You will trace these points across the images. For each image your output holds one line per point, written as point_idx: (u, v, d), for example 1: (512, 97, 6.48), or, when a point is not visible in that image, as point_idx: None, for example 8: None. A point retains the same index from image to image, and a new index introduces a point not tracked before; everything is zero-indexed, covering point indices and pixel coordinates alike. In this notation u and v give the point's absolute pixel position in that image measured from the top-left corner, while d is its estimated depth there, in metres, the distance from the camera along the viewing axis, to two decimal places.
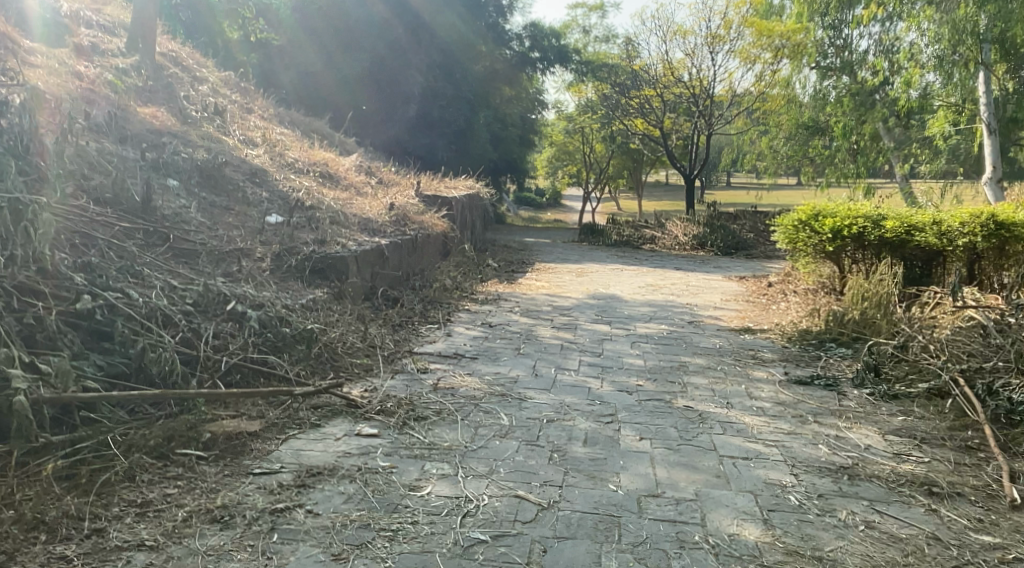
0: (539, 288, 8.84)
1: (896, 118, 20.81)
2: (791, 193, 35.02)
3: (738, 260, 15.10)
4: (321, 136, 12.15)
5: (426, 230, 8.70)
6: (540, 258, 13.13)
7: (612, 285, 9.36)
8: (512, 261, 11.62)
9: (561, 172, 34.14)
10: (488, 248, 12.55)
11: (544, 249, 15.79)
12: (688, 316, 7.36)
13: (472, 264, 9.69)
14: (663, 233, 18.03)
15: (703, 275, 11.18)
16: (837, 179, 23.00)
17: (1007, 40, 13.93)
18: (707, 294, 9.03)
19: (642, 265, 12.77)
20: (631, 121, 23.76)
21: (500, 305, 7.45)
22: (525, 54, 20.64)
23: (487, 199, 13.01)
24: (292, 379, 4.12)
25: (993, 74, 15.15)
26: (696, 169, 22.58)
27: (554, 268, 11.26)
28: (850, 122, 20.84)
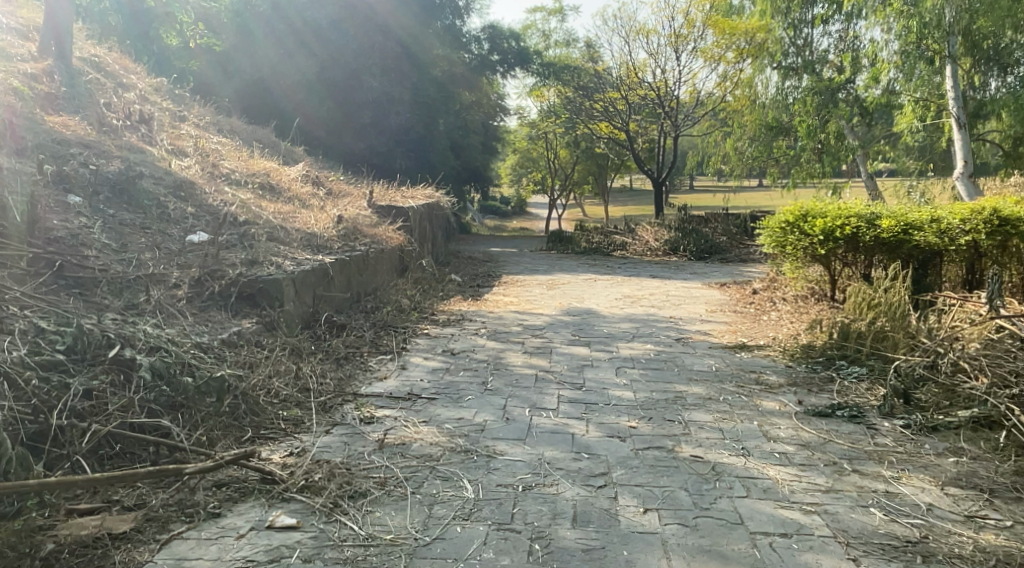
0: (508, 305, 8.01)
1: (861, 116, 20.48)
2: (757, 195, 34.65)
3: (714, 266, 14.43)
4: (265, 146, 11.25)
5: (380, 244, 7.84)
6: (507, 270, 12.31)
7: (588, 299, 8.58)
8: (477, 274, 10.78)
9: (526, 180, 33.43)
10: (451, 261, 11.70)
11: (510, 260, 14.97)
12: (675, 333, 6.59)
13: (433, 280, 8.83)
14: (633, 238, 17.34)
15: (683, 284, 10.44)
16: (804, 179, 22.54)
17: (974, 34, 13.51)
18: (691, 305, 8.29)
19: (616, 273, 12.02)
20: (595, 125, 23.08)
21: (465, 327, 6.61)
22: (484, 57, 19.91)
23: (449, 208, 12.15)
24: (188, 448, 3.27)
25: (961, 67, 14.73)
26: (663, 173, 21.96)
27: (522, 280, 10.45)
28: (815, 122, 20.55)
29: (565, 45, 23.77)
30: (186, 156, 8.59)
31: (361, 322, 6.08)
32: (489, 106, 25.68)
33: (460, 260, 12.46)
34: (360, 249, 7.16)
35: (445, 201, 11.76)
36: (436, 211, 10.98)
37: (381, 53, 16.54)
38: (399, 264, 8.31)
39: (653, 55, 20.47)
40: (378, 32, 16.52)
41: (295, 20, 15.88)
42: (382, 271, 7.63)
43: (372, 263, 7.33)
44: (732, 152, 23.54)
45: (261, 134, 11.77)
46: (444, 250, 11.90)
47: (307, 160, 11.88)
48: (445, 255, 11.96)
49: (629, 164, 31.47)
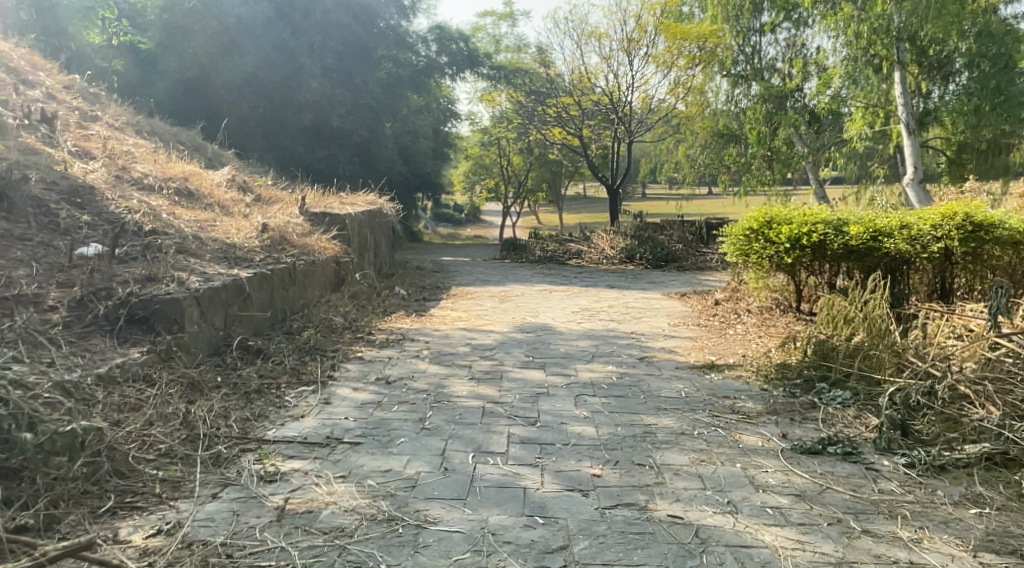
0: (455, 320, 7.35)
1: (809, 124, 20.57)
2: (712, 202, 34.56)
3: (672, 274, 13.97)
4: (191, 152, 10.46)
5: (311, 255, 7.11)
6: (457, 281, 11.64)
7: (543, 312, 7.96)
8: (424, 286, 10.09)
9: (479, 187, 32.83)
10: (397, 273, 10.98)
11: (461, 269, 14.29)
12: (635, 350, 6.01)
13: (373, 294, 8.11)
14: (589, 246, 16.84)
15: (642, 294, 9.91)
16: (755, 186, 22.38)
17: (923, 40, 13.36)
18: (651, 317, 7.73)
19: (572, 283, 11.45)
20: (548, 131, 22.55)
21: (406, 348, 5.93)
22: (432, 59, 19.20)
23: (394, 217, 11.44)
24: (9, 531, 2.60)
25: (912, 73, 14.54)
26: (618, 179, 21.56)
27: (473, 292, 9.79)
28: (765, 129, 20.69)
29: (515, 49, 23.24)
30: (94, 161, 7.80)
31: (281, 346, 5.34)
32: (439, 111, 25.04)
33: (407, 271, 11.75)
34: (286, 262, 6.42)
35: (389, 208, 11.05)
36: (378, 219, 10.25)
37: (320, 53, 15.79)
38: (333, 277, 7.57)
39: (606, 60, 20.09)
40: (315, 31, 15.87)
41: (227, 18, 15.09)
42: (312, 285, 6.89)
43: (300, 277, 6.58)
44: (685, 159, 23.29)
45: (188, 139, 10.97)
46: (389, 261, 11.17)
47: (240, 166, 11.10)
48: (391, 266, 11.23)
49: (583, 171, 31.07)
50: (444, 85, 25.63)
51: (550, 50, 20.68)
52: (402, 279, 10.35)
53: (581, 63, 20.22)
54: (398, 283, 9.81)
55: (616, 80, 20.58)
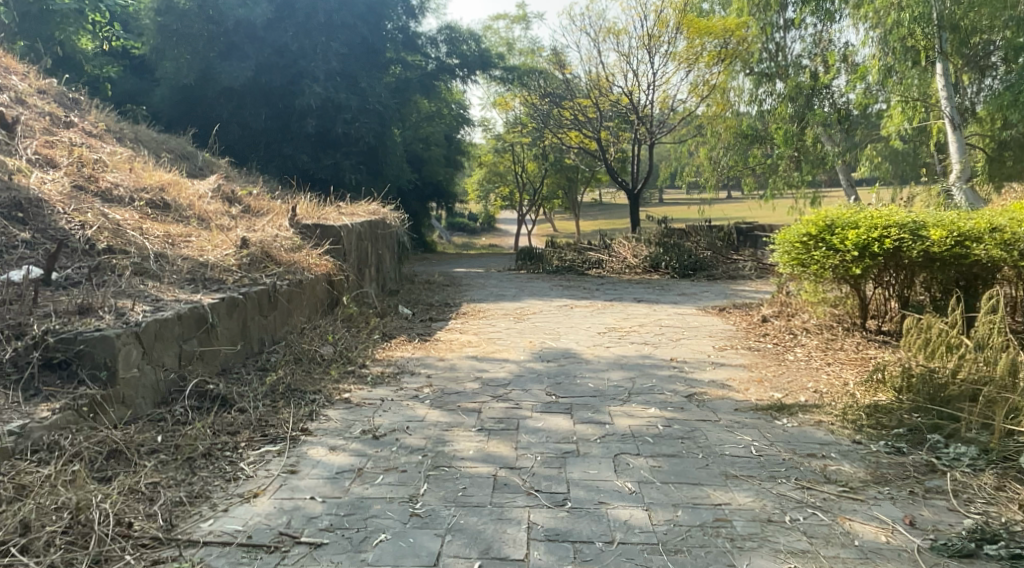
0: (464, 347, 6.33)
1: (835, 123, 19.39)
2: (735, 206, 33.34)
3: (702, 284, 12.87)
4: (174, 161, 9.54)
5: (298, 274, 6.13)
6: (469, 296, 10.63)
7: (566, 335, 6.92)
8: (433, 304, 9.08)
9: (493, 196, 31.84)
10: (404, 289, 9.98)
11: (475, 282, 13.31)
12: (681, 386, 4.97)
13: (372, 318, 7.13)
14: (610, 255, 15.82)
15: (675, 309, 8.83)
16: (781, 189, 21.20)
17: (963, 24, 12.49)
18: (693, 339, 6.67)
19: (594, 298, 10.39)
20: (565, 134, 21.55)
21: (404, 386, 4.92)
22: (442, 60, 18.28)
23: (399, 228, 10.46)
24: None
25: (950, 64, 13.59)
26: (639, 183, 20.48)
27: (486, 309, 8.77)
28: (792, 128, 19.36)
29: (528, 51, 22.26)
30: (55, 170, 6.90)
31: (249, 388, 4.36)
32: (451, 117, 24.10)
33: (415, 287, 10.75)
34: (263, 283, 5.45)
35: (394, 218, 10.07)
36: (381, 230, 9.27)
37: (324, 56, 14.91)
38: (324, 298, 6.60)
39: (624, 58, 19.10)
40: (319, 33, 14.91)
41: (226, 20, 14.34)
42: (296, 308, 5.90)
43: (281, 301, 5.60)
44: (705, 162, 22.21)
45: (175, 147, 10.07)
46: (394, 277, 10.18)
47: (231, 175, 10.18)
48: (396, 281, 10.24)
49: (600, 177, 29.99)
50: (456, 90, 24.68)
51: (565, 50, 19.71)
52: (411, 296, 9.35)
53: (598, 62, 19.21)
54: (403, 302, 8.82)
55: (635, 81, 19.57)
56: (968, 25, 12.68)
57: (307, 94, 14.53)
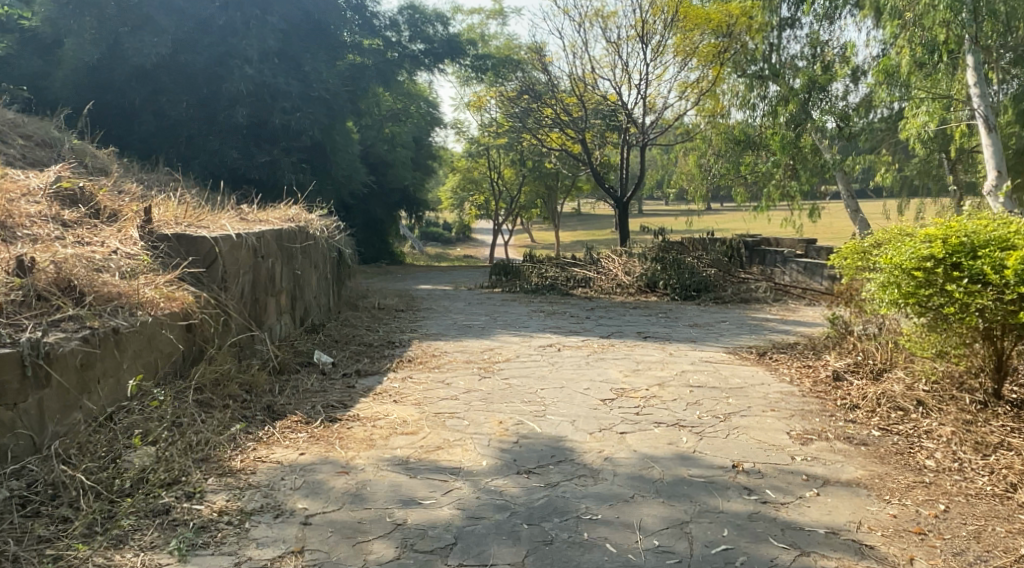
0: (393, 437, 3.91)
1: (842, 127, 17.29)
2: (725, 217, 31.23)
3: (711, 311, 10.53)
4: (23, 151, 7.16)
5: (113, 319, 3.74)
6: (427, 328, 8.20)
7: (556, 407, 4.53)
8: (371, 345, 6.67)
9: (467, 205, 29.52)
10: (337, 323, 7.55)
11: (438, 305, 10.97)
12: (782, 550, 2.64)
13: (265, 380, 4.78)
14: (598, 272, 13.61)
15: (699, 354, 6.49)
16: (779, 200, 18.85)
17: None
18: (750, 416, 4.32)
19: (585, 331, 7.99)
20: (543, 135, 19.21)
21: (249, 558, 2.56)
22: (404, 46, 15.87)
23: (331, 242, 8.05)
24: None
25: (988, 52, 11.39)
26: (626, 193, 18.14)
27: (442, 354, 6.35)
28: (789, 134, 17.21)
29: (503, 41, 19.94)
30: None
31: None
32: (418, 117, 21.75)
33: (357, 318, 8.32)
34: (12, 344, 3.07)
35: (324, 229, 7.66)
36: (303, 245, 6.89)
37: (257, 32, 12.51)
38: (177, 354, 4.24)
39: (611, 51, 16.93)
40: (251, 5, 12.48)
41: None
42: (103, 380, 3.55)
43: (62, 376, 3.23)
44: (695, 168, 20.06)
45: (34, 132, 7.65)
46: (325, 308, 7.76)
47: (109, 172, 7.79)
48: (328, 313, 7.85)
49: (581, 185, 27.71)
50: (422, 86, 22.37)
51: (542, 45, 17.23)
52: (343, 335, 6.96)
53: (580, 54, 16.95)
54: (328, 346, 6.42)
55: (623, 77, 17.35)
56: (1003, 8, 10.80)
57: (235, 78, 12.11)
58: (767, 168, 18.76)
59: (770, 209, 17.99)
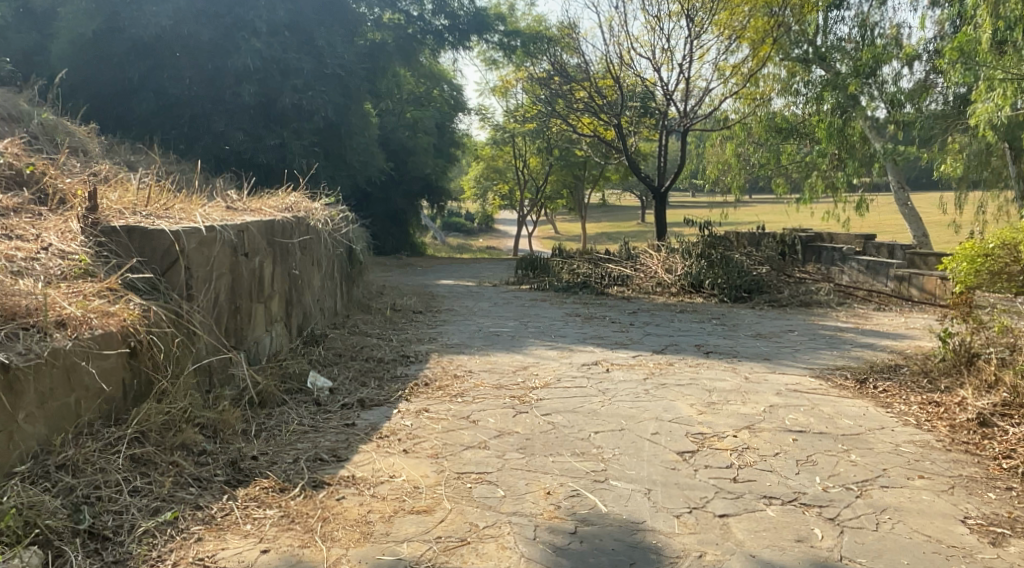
0: (402, 519, 2.78)
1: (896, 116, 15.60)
2: (761, 209, 29.90)
3: (769, 317, 9.27)
4: None
5: (4, 353, 2.66)
6: (447, 337, 7.03)
7: (620, 466, 3.35)
8: (379, 362, 5.51)
9: (492, 194, 28.43)
10: (342, 332, 6.39)
11: (461, 306, 9.88)
12: None
13: (237, 417, 3.65)
14: (636, 270, 12.46)
15: (782, 379, 5.27)
16: (823, 192, 17.58)
17: None
18: (894, 488, 3.14)
19: (634, 344, 6.77)
20: (574, 121, 18.01)
21: None
22: (427, 21, 14.71)
23: (338, 234, 6.90)
24: None
25: None
26: (662, 182, 16.91)
27: (467, 375, 5.20)
28: (837, 121, 15.89)
29: (533, 20, 18.71)
30: None
31: None
32: (441, 102, 20.63)
33: (366, 324, 7.16)
34: None
35: (330, 218, 6.51)
36: (303, 240, 5.74)
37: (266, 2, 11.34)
38: (110, 391, 3.11)
39: (650, 30, 15.68)
40: None
41: None
42: None
43: None
44: (733, 157, 18.79)
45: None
46: (329, 313, 6.61)
47: (83, 152, 6.70)
48: (333, 318, 6.71)
49: (610, 175, 26.42)
50: (446, 68, 21.24)
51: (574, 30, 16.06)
52: (348, 349, 5.80)
53: (617, 32, 15.67)
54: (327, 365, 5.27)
55: (661, 59, 16.07)
56: None
57: (242, 52, 10.95)
58: (811, 158, 17.46)
59: (815, 201, 16.71)
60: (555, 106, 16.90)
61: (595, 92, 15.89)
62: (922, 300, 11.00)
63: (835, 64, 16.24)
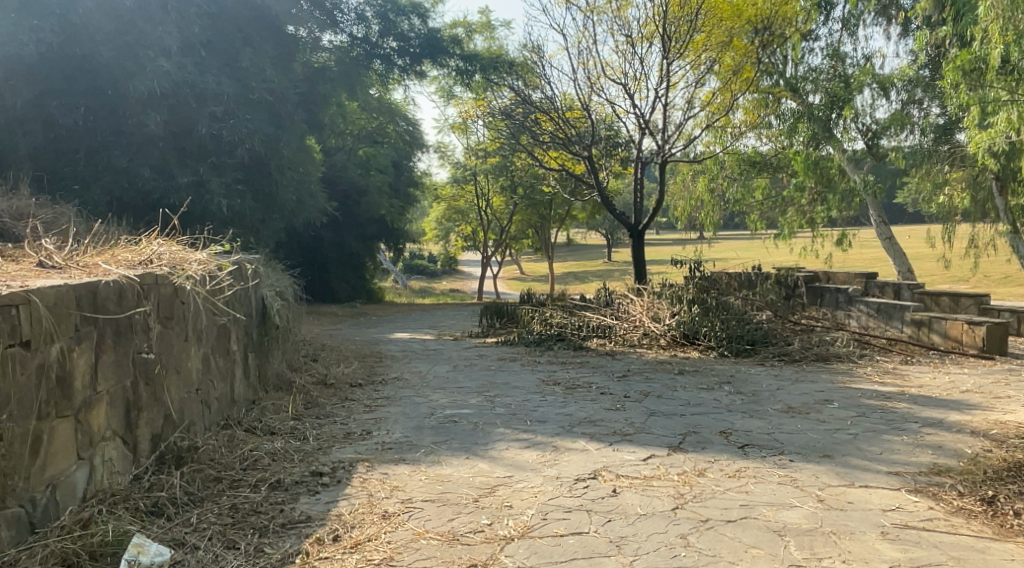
0: None
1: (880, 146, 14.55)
2: (736, 246, 28.72)
3: (789, 379, 7.62)
4: None
5: None
6: (387, 429, 5.21)
7: None
8: (272, 494, 3.66)
9: (454, 235, 26.79)
10: (230, 439, 4.51)
11: (414, 371, 8.09)
12: None
13: None
14: (619, 319, 10.80)
15: (873, 504, 3.60)
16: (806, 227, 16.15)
17: None
18: None
19: (641, 433, 5.04)
20: (541, 155, 16.46)
21: None
22: (373, 43, 13.06)
23: (232, 294, 5.05)
24: None
25: None
26: (639, 219, 15.34)
27: (405, 513, 3.41)
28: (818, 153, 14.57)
29: (493, 46, 17.21)
30: None
31: None
32: (396, 138, 18.96)
33: (275, 416, 5.27)
34: None
35: (222, 271, 4.66)
36: (160, 310, 3.91)
37: (178, 17, 9.54)
38: None
39: (623, 54, 14.22)
40: None
41: None
42: None
43: None
44: (706, 195, 16.62)
45: None
46: (215, 410, 4.71)
47: None
48: (223, 416, 4.81)
49: (578, 214, 24.89)
50: (401, 101, 19.62)
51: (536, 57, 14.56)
52: (228, 471, 3.93)
53: (587, 56, 14.19)
54: (183, 510, 3.39)
55: (635, 85, 14.61)
56: None
57: (146, 73, 9.10)
58: (788, 193, 15.85)
59: (802, 235, 15.31)
60: (521, 138, 15.33)
61: (563, 123, 14.39)
62: (947, 349, 9.53)
63: (807, 96, 14.38)
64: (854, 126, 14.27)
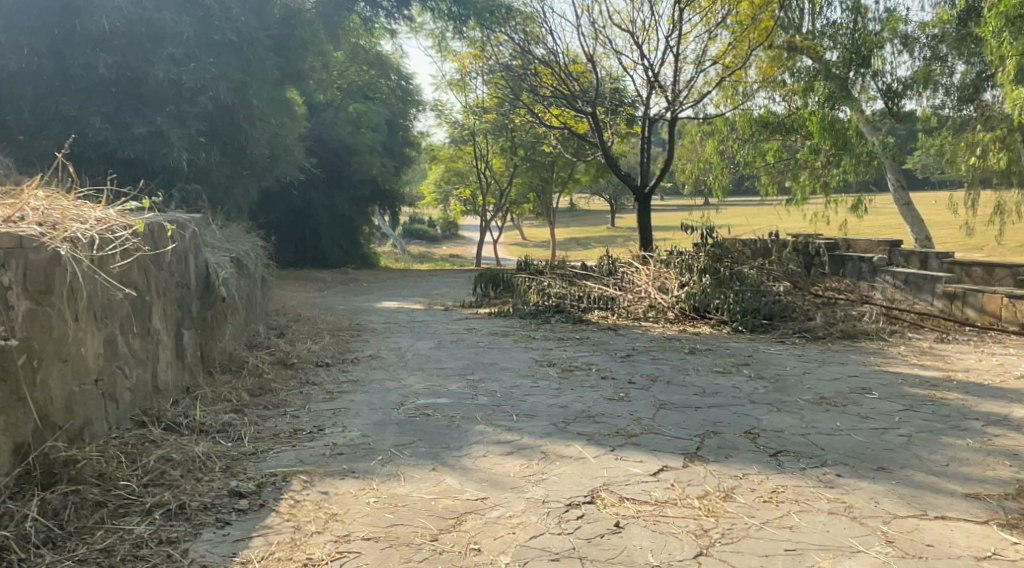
0: None
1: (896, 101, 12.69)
2: (745, 213, 27.71)
3: (815, 361, 6.70)
4: None
5: None
6: (340, 424, 4.32)
7: None
8: (166, 525, 2.86)
9: (453, 199, 25.80)
10: (138, 441, 3.65)
11: (393, 347, 7.19)
12: None
13: None
14: (623, 290, 9.90)
15: (961, 548, 2.72)
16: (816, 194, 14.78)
17: None
18: None
19: (649, 434, 4.13)
20: (542, 112, 15.37)
21: None
22: None
23: (144, 258, 4.14)
24: None
25: None
26: (645, 181, 14.28)
27: (334, 562, 2.61)
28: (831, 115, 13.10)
29: None
30: None
31: None
32: (388, 93, 17.81)
33: (208, 408, 4.40)
34: None
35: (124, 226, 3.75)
36: (27, 284, 3.05)
37: None
38: None
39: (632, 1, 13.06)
40: None
41: None
42: None
43: None
44: (715, 156, 15.43)
45: None
46: (124, 403, 3.84)
47: None
48: (136, 410, 3.95)
49: (581, 177, 23.83)
50: (394, 54, 18.49)
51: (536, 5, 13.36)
52: (118, 491, 3.11)
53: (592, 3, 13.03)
54: (34, 555, 2.61)
55: (644, 35, 13.50)
56: None
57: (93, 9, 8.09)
58: (801, 156, 14.53)
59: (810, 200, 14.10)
60: (520, 94, 14.26)
61: (566, 77, 13.27)
62: (983, 325, 8.58)
63: (825, 52, 13.05)
64: (874, 84, 12.87)
